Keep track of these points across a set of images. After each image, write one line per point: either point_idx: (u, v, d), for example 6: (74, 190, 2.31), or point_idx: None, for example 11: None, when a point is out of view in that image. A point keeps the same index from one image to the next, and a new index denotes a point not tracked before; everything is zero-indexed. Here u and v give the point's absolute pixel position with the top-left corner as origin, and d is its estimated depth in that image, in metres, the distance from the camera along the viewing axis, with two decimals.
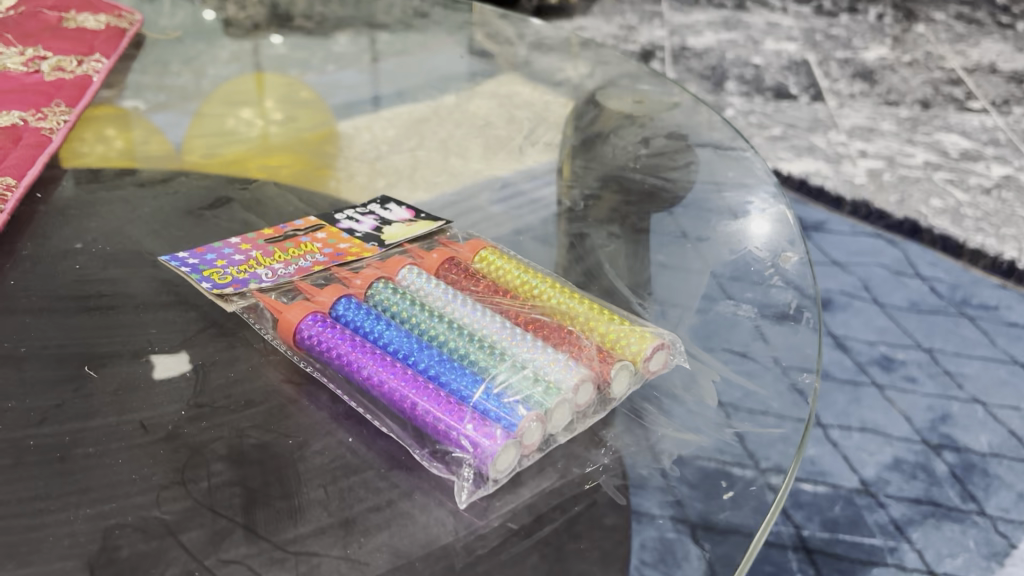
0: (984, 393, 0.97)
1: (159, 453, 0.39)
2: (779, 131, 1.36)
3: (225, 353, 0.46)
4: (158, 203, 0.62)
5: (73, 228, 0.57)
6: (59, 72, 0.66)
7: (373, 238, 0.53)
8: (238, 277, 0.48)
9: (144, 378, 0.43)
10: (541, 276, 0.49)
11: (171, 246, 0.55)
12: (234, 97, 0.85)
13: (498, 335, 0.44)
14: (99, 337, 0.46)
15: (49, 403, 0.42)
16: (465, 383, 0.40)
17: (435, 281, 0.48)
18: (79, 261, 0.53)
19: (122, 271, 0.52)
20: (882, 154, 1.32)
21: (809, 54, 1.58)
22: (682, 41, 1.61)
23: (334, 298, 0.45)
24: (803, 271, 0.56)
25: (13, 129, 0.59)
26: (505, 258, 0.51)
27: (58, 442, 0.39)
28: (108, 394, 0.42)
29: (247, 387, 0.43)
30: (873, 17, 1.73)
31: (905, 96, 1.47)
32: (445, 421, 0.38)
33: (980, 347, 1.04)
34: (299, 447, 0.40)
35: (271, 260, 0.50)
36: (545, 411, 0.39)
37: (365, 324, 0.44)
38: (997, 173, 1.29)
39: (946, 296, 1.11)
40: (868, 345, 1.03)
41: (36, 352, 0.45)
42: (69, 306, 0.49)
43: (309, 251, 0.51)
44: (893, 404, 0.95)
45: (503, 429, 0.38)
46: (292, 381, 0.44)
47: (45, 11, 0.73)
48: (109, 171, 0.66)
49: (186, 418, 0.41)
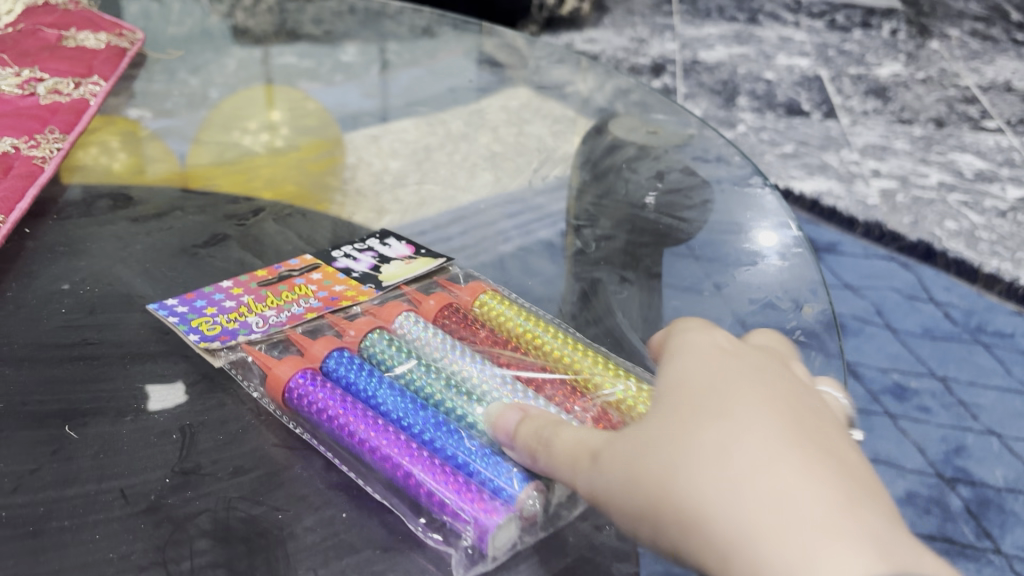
0: (1000, 424, 0.95)
1: (139, 527, 0.37)
2: (791, 149, 1.34)
3: (216, 413, 0.44)
4: (152, 240, 0.60)
5: (61, 267, 0.55)
6: (54, 96, 0.64)
7: (370, 279, 0.54)
8: (226, 325, 0.48)
9: (128, 442, 0.42)
10: (545, 328, 0.50)
11: (162, 289, 0.54)
12: (241, 112, 0.82)
13: (499, 392, 0.44)
14: (83, 392, 0.44)
15: (26, 468, 0.40)
16: (462, 449, 0.40)
17: (432, 330, 0.48)
18: (66, 305, 0.51)
19: (111, 318, 0.50)
20: (895, 174, 1.29)
21: (822, 69, 1.56)
22: (693, 54, 1.59)
23: (327, 353, 0.45)
24: (825, 323, 0.54)
25: (4, 159, 0.57)
26: (507, 304, 0.51)
27: (32, 513, 0.37)
28: (90, 457, 0.40)
29: (236, 452, 0.42)
30: (886, 32, 1.71)
31: (919, 114, 1.45)
32: (443, 494, 0.38)
33: (996, 377, 1.01)
34: (290, 523, 0.38)
35: (263, 306, 0.50)
36: (546, 483, 0.38)
37: (357, 380, 0.44)
38: (1013, 196, 1.26)
39: (961, 323, 1.08)
40: (880, 372, 1.00)
41: (13, 409, 0.43)
42: (52, 356, 0.47)
43: (303, 296, 0.52)
44: (907, 435, 0.92)
45: (502, 502, 0.38)
46: (284, 446, 0.42)
47: (44, 28, 0.71)
48: (102, 205, 0.64)
49: (171, 487, 0.39)
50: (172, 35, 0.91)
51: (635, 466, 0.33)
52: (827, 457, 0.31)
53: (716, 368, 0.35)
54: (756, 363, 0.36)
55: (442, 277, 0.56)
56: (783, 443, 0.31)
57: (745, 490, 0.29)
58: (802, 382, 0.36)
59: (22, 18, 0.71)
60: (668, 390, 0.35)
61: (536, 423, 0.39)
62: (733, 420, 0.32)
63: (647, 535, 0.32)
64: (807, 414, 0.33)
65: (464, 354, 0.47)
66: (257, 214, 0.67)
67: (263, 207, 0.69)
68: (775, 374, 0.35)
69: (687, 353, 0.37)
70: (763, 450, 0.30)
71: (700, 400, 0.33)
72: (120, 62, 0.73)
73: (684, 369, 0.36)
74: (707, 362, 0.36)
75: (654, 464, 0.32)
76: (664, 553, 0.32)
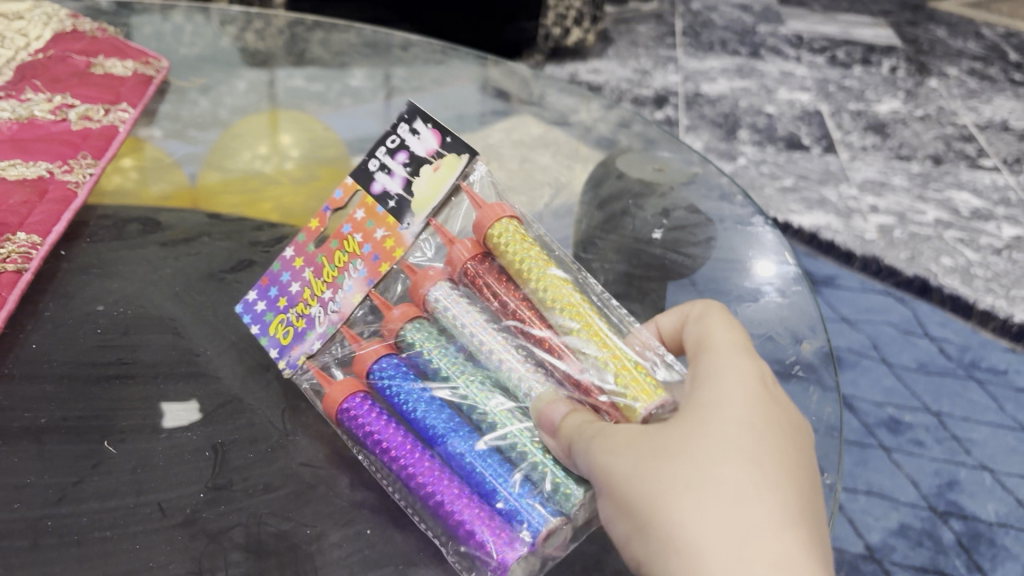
0: (992, 460, 0.96)
1: (176, 537, 0.44)
2: (791, 182, 1.36)
3: (246, 430, 0.51)
4: (181, 264, 0.64)
5: (94, 288, 0.60)
6: (86, 122, 0.67)
7: (402, 214, 0.53)
8: (293, 331, 0.54)
9: (163, 458, 0.49)
10: (567, 290, 0.48)
11: (192, 312, 0.59)
12: (249, 131, 0.85)
13: (526, 383, 0.47)
14: (121, 411, 0.51)
15: (69, 480, 0.47)
16: (496, 476, 0.44)
17: (469, 311, 0.50)
18: (101, 325, 0.57)
19: (144, 337, 0.56)
20: (893, 210, 1.31)
21: (822, 105, 1.59)
22: (696, 87, 1.62)
23: (375, 360, 0.49)
24: (822, 360, 0.57)
25: (39, 182, 0.61)
26: (512, 237, 0.50)
27: (78, 522, 0.45)
28: (128, 472, 0.48)
29: (265, 470, 0.49)
30: (886, 69, 1.74)
31: (917, 150, 1.47)
32: (473, 528, 0.42)
33: (989, 413, 1.02)
34: (317, 539, 0.45)
35: (318, 294, 0.54)
36: (568, 513, 0.42)
37: (401, 394, 0.48)
38: (1008, 234, 1.28)
39: (955, 358, 1.09)
40: (875, 405, 1.01)
41: (55, 424, 0.50)
42: (88, 374, 0.53)
43: (355, 256, 0.53)
44: (901, 468, 0.94)
45: (523, 536, 0.41)
46: (310, 465, 0.49)
47: (74, 55, 0.73)
48: (132, 229, 0.68)
49: (205, 501, 0.46)
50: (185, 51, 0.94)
51: (653, 478, 0.39)
52: (812, 533, 0.37)
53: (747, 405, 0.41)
54: (782, 415, 0.42)
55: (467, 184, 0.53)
56: (787, 515, 0.37)
57: (744, 547, 0.36)
58: (805, 447, 0.42)
59: (52, 44, 0.74)
60: (705, 417, 0.40)
61: (582, 418, 0.43)
62: (753, 479, 0.38)
63: (636, 536, 0.39)
64: (808, 493, 0.39)
65: (485, 332, 0.49)
66: (279, 242, 0.71)
67: (284, 232, 0.73)
68: (797, 442, 0.41)
69: (734, 376, 0.42)
70: (772, 518, 0.37)
71: (735, 444, 0.39)
72: (146, 89, 0.75)
73: (718, 397, 0.41)
74: (751, 400, 0.41)
75: (669, 488, 0.38)
76: (642, 556, 0.39)
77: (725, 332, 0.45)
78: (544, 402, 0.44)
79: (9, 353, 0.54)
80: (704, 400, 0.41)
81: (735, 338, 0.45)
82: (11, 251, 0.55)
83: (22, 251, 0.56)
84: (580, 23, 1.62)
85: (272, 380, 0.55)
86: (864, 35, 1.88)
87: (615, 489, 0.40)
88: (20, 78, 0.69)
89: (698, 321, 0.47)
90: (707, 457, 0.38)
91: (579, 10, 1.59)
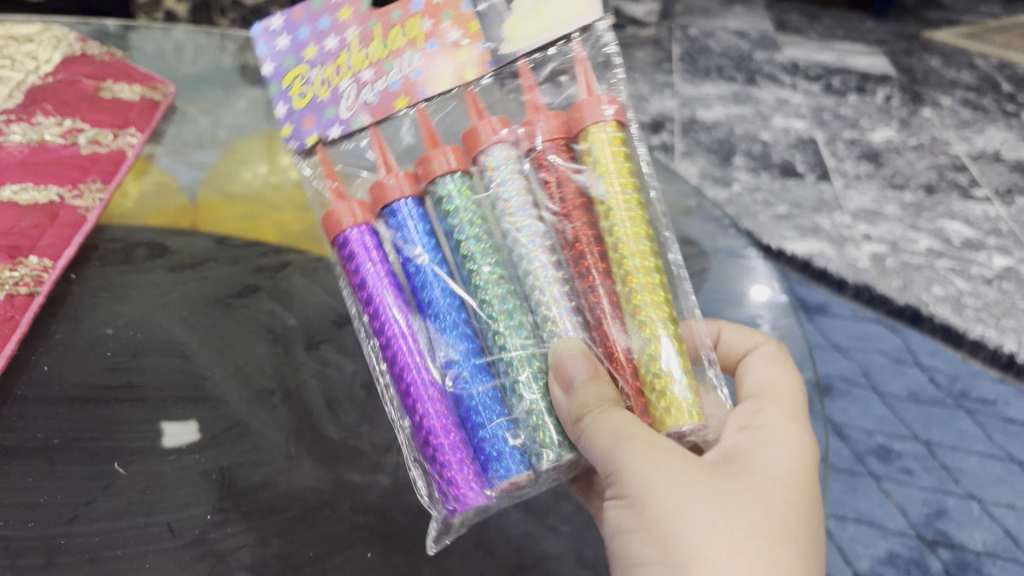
0: (980, 488, 0.97)
1: (184, 557, 0.54)
2: (785, 210, 1.38)
3: (251, 453, 0.61)
4: (189, 288, 0.72)
5: (105, 311, 0.69)
6: (94, 145, 0.74)
7: (495, 37, 0.59)
8: (321, 99, 0.61)
9: (171, 478, 0.58)
10: (635, 238, 0.52)
11: (201, 339, 0.68)
12: (242, 155, 0.88)
13: (549, 306, 0.52)
14: (127, 432, 0.61)
15: (82, 499, 0.56)
16: (485, 416, 0.50)
17: (524, 212, 0.54)
18: (110, 349, 0.66)
19: (150, 363, 0.65)
20: (886, 238, 1.33)
21: (817, 132, 1.61)
22: (692, 112, 1.64)
23: (398, 196, 0.56)
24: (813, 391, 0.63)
25: (50, 207, 0.68)
26: (608, 141, 0.55)
27: (91, 540, 0.54)
28: (138, 492, 0.57)
29: (273, 493, 0.58)
30: (881, 98, 1.76)
31: (910, 179, 1.48)
32: (448, 459, 0.50)
33: (978, 442, 1.03)
34: (321, 559, 0.55)
35: (359, 67, 0.60)
36: (533, 470, 0.50)
37: (430, 309, 0.53)
38: (999, 264, 1.29)
39: (945, 387, 1.09)
40: (866, 434, 1.03)
41: (67, 444, 0.59)
42: (99, 398, 0.62)
43: (413, 41, 0.59)
44: (889, 496, 0.96)
45: (481, 483, 0.49)
46: (313, 489, 0.59)
47: (83, 79, 0.79)
48: (139, 254, 0.75)
49: (212, 523, 0.56)
50: (188, 77, 0.97)
51: (701, 485, 0.45)
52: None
53: (789, 475, 0.49)
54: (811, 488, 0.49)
55: (576, 47, 0.59)
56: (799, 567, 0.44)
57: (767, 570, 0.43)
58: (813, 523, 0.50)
59: (61, 67, 0.79)
60: (755, 466, 0.48)
61: (598, 393, 0.47)
62: (783, 529, 0.45)
63: (654, 517, 0.45)
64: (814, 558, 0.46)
65: (535, 233, 0.53)
66: (284, 267, 0.77)
67: (289, 257, 0.78)
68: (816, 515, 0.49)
69: (790, 440, 0.51)
70: (790, 563, 0.44)
71: (778, 501, 0.46)
72: (153, 113, 0.81)
73: (773, 460, 0.49)
74: (797, 471, 0.49)
75: (716, 501, 0.44)
76: (651, 532, 0.45)
77: (787, 400, 0.55)
78: (566, 350, 0.50)
79: (22, 373, 0.63)
80: (754, 452, 0.50)
81: (791, 407, 0.54)
82: (24, 274, 0.64)
83: (34, 274, 0.64)
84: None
85: (276, 406, 0.64)
86: (859, 64, 1.90)
87: (636, 498, 0.46)
88: (31, 101, 0.75)
89: (769, 364, 0.58)
90: (746, 500, 0.45)
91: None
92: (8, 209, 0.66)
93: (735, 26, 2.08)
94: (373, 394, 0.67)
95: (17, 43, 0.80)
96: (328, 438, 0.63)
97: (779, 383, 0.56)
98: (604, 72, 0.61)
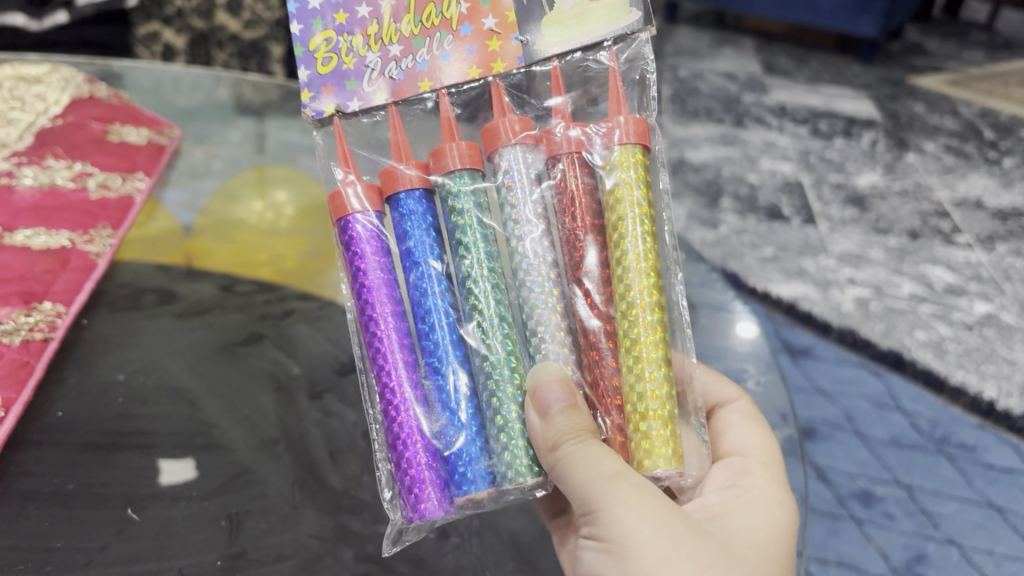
0: (960, 534, 0.97)
1: None
2: (771, 252, 1.41)
3: (258, 502, 0.59)
4: (196, 336, 0.73)
5: (115, 357, 0.69)
6: (104, 191, 0.77)
7: (531, 33, 0.56)
8: (346, 65, 0.56)
9: (182, 525, 0.57)
10: (642, 273, 0.52)
11: (208, 385, 0.68)
12: (238, 193, 0.91)
13: (542, 329, 0.52)
14: (137, 478, 0.60)
15: (96, 545, 0.55)
16: (465, 436, 0.51)
17: (531, 234, 0.54)
18: (122, 395, 0.66)
19: (162, 409, 0.65)
20: (870, 282, 1.35)
21: (803, 175, 1.65)
22: (681, 154, 1.69)
23: (406, 188, 0.54)
24: (793, 446, 0.69)
25: (62, 252, 0.70)
26: (631, 164, 0.54)
27: None
28: (150, 538, 0.56)
29: (277, 540, 0.57)
30: (866, 142, 1.79)
31: (894, 224, 1.51)
32: (419, 472, 0.50)
33: (958, 487, 1.03)
34: None
35: (390, 39, 0.56)
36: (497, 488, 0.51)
37: (420, 318, 0.53)
38: (980, 310, 1.31)
39: (926, 433, 1.09)
40: (848, 478, 1.04)
41: (80, 489, 0.58)
42: (110, 443, 0.61)
43: (450, 22, 0.56)
44: (870, 541, 0.96)
45: (444, 503, 0.51)
46: (319, 537, 0.58)
47: (92, 121, 0.83)
48: (148, 300, 0.76)
49: (222, 568, 0.55)
50: (184, 107, 0.99)
51: (682, 536, 0.45)
52: None
53: (757, 538, 0.51)
54: (778, 552, 0.51)
55: (610, 60, 0.58)
56: None
57: None
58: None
59: (71, 110, 0.84)
60: (734, 531, 0.50)
61: (578, 425, 0.48)
62: None
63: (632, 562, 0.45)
64: None
65: (538, 261, 0.53)
66: (287, 315, 0.78)
67: (292, 305, 0.79)
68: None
69: (772, 508, 0.54)
70: None
71: (747, 565, 0.48)
72: (158, 156, 0.86)
73: (745, 524, 0.51)
74: (764, 534, 0.51)
75: (695, 555, 0.45)
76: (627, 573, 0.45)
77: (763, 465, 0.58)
78: (543, 376, 0.50)
79: (37, 419, 0.62)
80: (736, 516, 0.52)
81: (766, 471, 0.57)
82: (38, 320, 0.65)
83: (48, 321, 0.65)
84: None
85: (280, 453, 0.63)
86: (846, 109, 1.94)
87: (616, 545, 0.46)
88: (41, 144, 0.78)
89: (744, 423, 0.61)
90: (721, 559, 0.46)
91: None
92: (22, 255, 0.68)
93: (724, 68, 2.13)
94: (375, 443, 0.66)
95: (26, 83, 0.84)
96: (329, 487, 0.61)
97: (757, 443, 0.60)
98: (640, 92, 0.59)
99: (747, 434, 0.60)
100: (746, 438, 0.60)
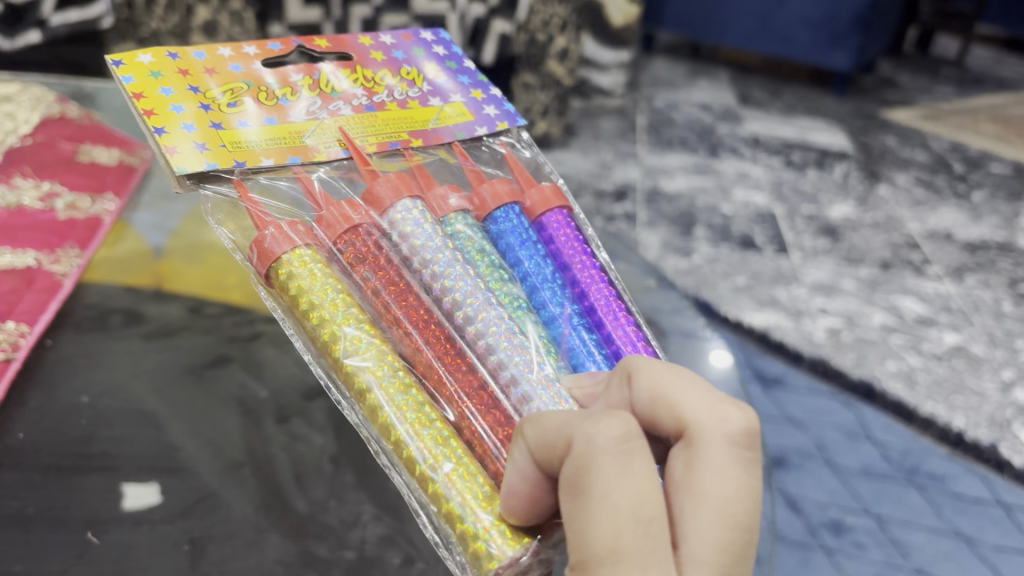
0: (929, 564, 0.94)
1: None
2: (744, 281, 1.41)
3: (222, 527, 0.58)
4: (161, 357, 0.73)
5: (79, 379, 0.68)
6: (71, 211, 0.79)
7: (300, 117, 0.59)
8: (419, 85, 0.66)
9: (144, 548, 0.55)
10: (339, 336, 0.47)
11: (173, 408, 0.67)
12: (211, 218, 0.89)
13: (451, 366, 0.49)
14: (98, 501, 0.58)
15: (55, 568, 0.52)
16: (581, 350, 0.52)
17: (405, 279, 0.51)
18: (86, 417, 0.64)
19: (125, 433, 0.64)
20: (842, 312, 1.36)
21: (776, 206, 1.66)
22: (655, 184, 1.71)
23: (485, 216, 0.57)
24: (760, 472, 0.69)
25: (27, 272, 0.71)
26: (294, 268, 0.49)
27: None
28: (110, 560, 0.54)
29: (242, 564, 0.55)
30: (838, 174, 1.82)
31: (866, 255, 1.53)
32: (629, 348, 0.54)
33: (926, 517, 1.00)
34: None
35: (354, 85, 0.63)
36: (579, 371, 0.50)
37: (508, 235, 0.56)
38: (949, 341, 1.32)
39: (897, 463, 1.08)
40: (819, 507, 1.01)
41: (41, 512, 0.56)
42: (71, 466, 0.60)
43: (260, 106, 0.58)
44: (842, 570, 0.92)
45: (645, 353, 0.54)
46: (281, 563, 0.56)
47: (60, 141, 0.87)
48: (115, 320, 0.75)
49: None
50: None
51: None
52: None
53: None
54: None
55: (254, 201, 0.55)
56: None
57: None
58: None
59: (39, 130, 0.87)
60: None
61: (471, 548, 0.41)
62: None
63: None
64: None
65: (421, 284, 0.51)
66: (255, 336, 0.78)
67: (262, 327, 0.79)
68: None
69: None
70: None
71: None
72: (129, 179, 0.88)
73: None
74: None
75: None
76: None
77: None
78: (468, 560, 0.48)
79: None
80: None
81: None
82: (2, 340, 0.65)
83: (11, 339, 0.66)
84: (563, 31, 1.66)
85: (245, 478, 0.62)
86: (819, 141, 1.96)
87: None
88: (11, 162, 0.81)
89: (575, 499, 0.34)
90: None
91: (563, 19, 1.63)
92: None
93: (699, 98, 2.15)
94: (341, 469, 0.65)
95: None
96: (294, 512, 0.60)
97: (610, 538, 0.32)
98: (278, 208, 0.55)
99: (598, 524, 0.33)
100: (585, 534, 0.33)
